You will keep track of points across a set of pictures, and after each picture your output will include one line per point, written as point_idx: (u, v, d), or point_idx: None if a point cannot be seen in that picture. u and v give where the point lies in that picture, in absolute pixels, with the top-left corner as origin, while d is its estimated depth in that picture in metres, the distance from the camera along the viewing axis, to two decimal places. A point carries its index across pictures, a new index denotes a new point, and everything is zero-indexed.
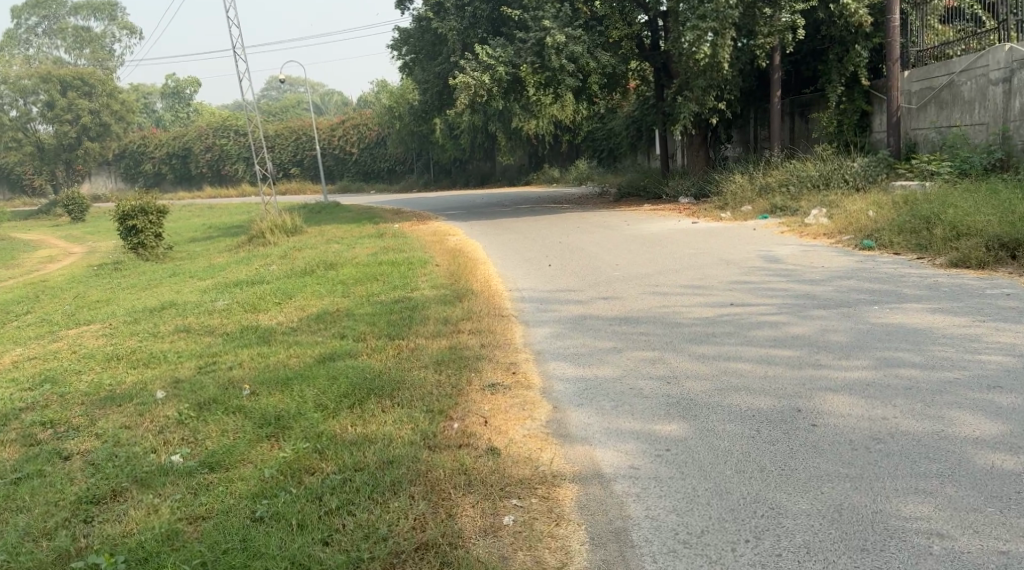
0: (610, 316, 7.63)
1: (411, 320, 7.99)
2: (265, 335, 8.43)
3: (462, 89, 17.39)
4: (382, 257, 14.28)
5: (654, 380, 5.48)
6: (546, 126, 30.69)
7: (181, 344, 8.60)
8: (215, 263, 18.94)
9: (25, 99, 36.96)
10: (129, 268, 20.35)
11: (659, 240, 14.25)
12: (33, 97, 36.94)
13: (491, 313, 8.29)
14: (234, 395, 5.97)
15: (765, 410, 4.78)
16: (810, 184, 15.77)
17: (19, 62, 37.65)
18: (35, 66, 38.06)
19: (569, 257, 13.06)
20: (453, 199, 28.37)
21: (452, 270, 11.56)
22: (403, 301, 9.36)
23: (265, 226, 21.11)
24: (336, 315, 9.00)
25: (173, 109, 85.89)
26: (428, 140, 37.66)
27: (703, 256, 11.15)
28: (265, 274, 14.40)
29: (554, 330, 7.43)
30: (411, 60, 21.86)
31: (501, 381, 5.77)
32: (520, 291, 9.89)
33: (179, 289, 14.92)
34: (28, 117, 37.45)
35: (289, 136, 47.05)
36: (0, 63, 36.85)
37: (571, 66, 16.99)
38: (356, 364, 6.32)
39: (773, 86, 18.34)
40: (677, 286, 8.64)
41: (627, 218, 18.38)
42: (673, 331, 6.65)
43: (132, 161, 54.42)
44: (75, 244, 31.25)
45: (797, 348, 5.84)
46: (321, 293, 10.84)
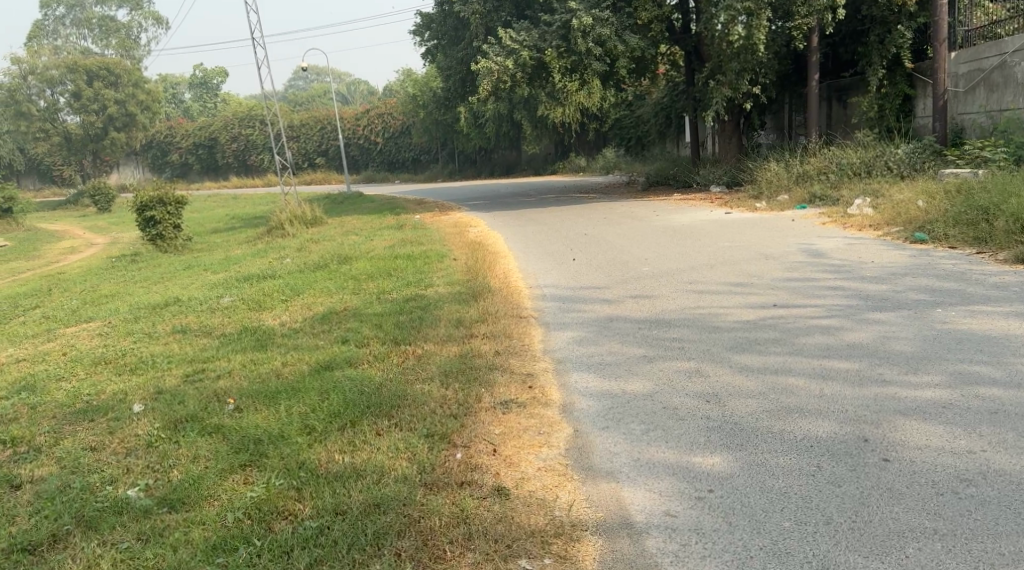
0: (640, 318, 6.89)
1: (421, 323, 7.30)
2: (265, 338, 7.78)
3: (485, 74, 16.65)
4: (399, 250, 13.64)
5: (691, 397, 4.75)
6: (572, 114, 29.89)
7: (176, 347, 7.97)
8: (231, 256, 18.39)
9: (53, 90, 36.79)
10: (145, 260, 19.83)
11: (691, 232, 13.48)
12: (61, 87, 36.71)
13: (509, 314, 7.57)
14: (215, 411, 5.33)
15: (825, 439, 4.08)
16: (851, 171, 14.92)
17: (47, 51, 37.47)
18: (62, 55, 37.79)
19: (596, 250, 12.33)
20: (479, 188, 27.68)
21: (471, 265, 10.84)
22: (415, 300, 8.67)
23: (284, 217, 20.50)
24: (343, 315, 8.35)
25: (201, 99, 85.88)
26: (452, 129, 36.94)
27: (740, 250, 10.39)
28: (278, 268, 13.80)
29: (577, 335, 6.70)
30: (434, 46, 21.20)
31: (514, 398, 5.04)
32: (542, 289, 9.18)
33: (191, 284, 14.36)
34: (56, 107, 37.21)
35: (314, 125, 46.56)
36: (27, 53, 36.67)
37: (598, 50, 16.22)
38: (353, 376, 5.65)
39: (811, 69, 17.45)
40: (715, 284, 7.91)
41: (656, 208, 17.61)
42: (711, 338, 5.90)
43: (159, 151, 54.20)
44: (99, 235, 30.90)
45: (855, 360, 5.07)
46: (330, 290, 10.19)
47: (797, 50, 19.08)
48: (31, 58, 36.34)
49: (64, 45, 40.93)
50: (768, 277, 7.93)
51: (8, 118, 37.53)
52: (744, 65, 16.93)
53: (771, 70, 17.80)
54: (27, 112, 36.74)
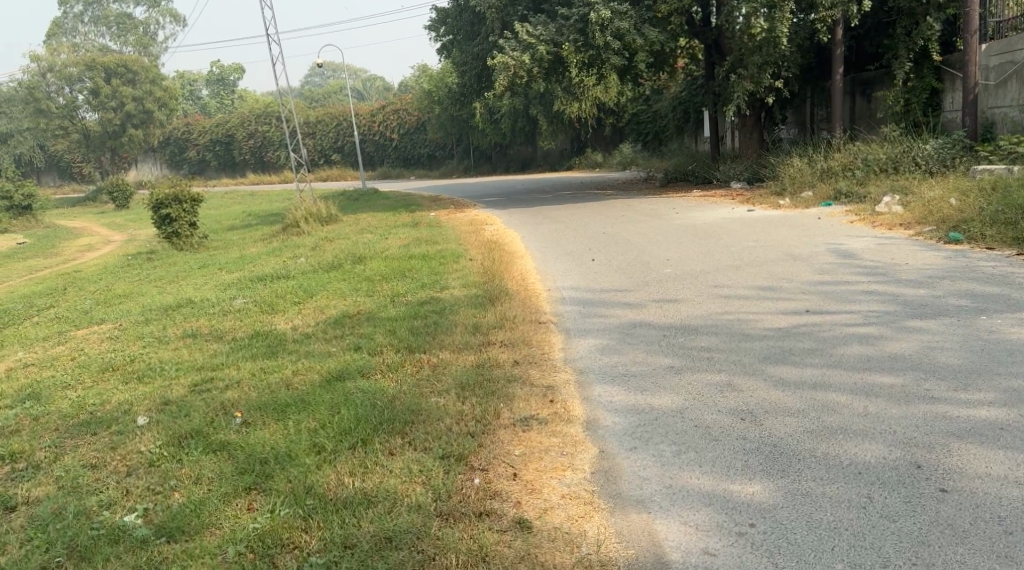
0: (666, 325, 6.64)
1: (437, 329, 7.05)
2: (277, 343, 7.50)
3: (501, 69, 16.33)
4: (414, 249, 13.41)
5: (724, 411, 4.57)
6: (589, 109, 29.56)
7: (186, 353, 7.70)
8: (246, 254, 18.19)
9: (72, 87, 36.88)
10: (160, 259, 19.64)
11: (713, 230, 13.16)
12: (79, 84, 36.82)
13: (529, 319, 7.31)
14: (224, 425, 5.07)
15: (874, 465, 3.98)
16: (878, 168, 14.57)
17: (67, 49, 37.47)
18: (80, 52, 37.76)
19: (616, 250, 12.04)
20: (495, 185, 27.41)
21: (488, 265, 10.58)
22: (431, 303, 8.42)
23: (299, 215, 20.28)
24: (356, 320, 8.10)
25: (218, 96, 85.90)
26: (468, 125, 36.65)
27: (766, 250, 10.08)
28: (292, 268, 13.57)
29: (600, 342, 6.46)
30: (450, 41, 20.92)
31: (535, 414, 4.76)
32: (561, 291, 8.90)
33: (205, 284, 14.14)
34: (74, 105, 37.25)
35: (329, 121, 46.34)
36: (46, 50, 36.68)
37: (617, 44, 15.90)
38: (367, 388, 5.43)
39: (835, 62, 17.05)
40: (743, 287, 7.64)
41: (676, 205, 17.28)
42: (742, 348, 5.69)
43: (177, 148, 54.15)
44: (116, 233, 30.79)
45: (897, 373, 4.81)
46: (344, 292, 9.94)
47: (820, 42, 18.69)
48: (49, 55, 36.29)
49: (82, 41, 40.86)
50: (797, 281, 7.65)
51: (27, 115, 37.51)
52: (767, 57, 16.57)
53: (795, 63, 17.42)
54: (46, 109, 36.83)
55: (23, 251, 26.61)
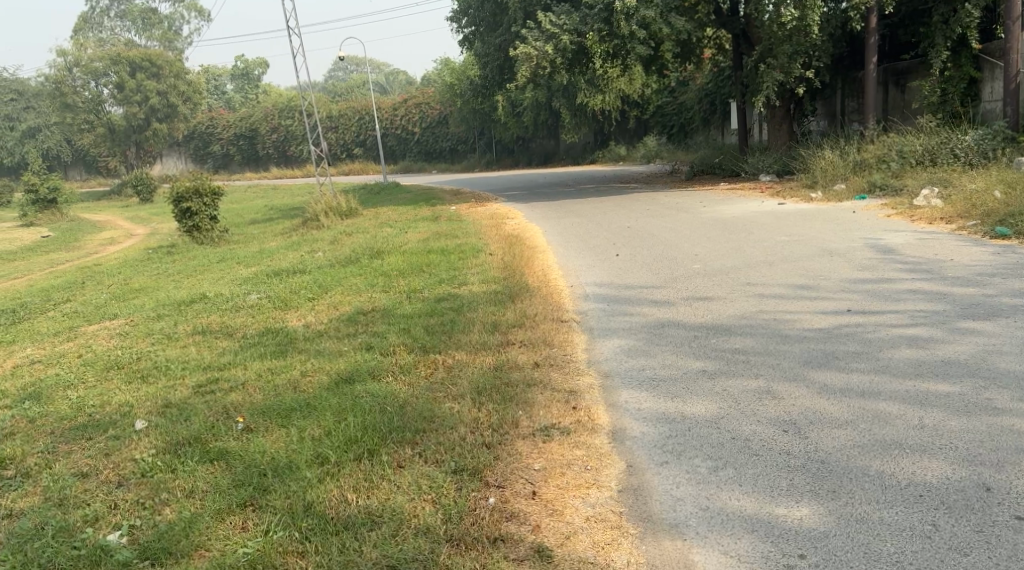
0: (696, 326, 6.32)
1: (454, 329, 6.73)
2: (288, 341, 7.18)
3: (524, 60, 16.01)
4: (434, 243, 13.08)
5: (764, 421, 4.24)
6: (613, 101, 29.15)
7: (195, 350, 7.40)
8: (265, 248, 17.93)
9: (97, 81, 36.81)
10: (180, 252, 19.44)
11: (743, 225, 12.77)
12: (105, 79, 36.71)
13: (550, 317, 6.97)
14: (225, 430, 4.74)
15: (937, 486, 3.64)
16: (913, 160, 14.16)
17: (94, 43, 37.47)
18: (106, 46, 37.71)
19: (642, 244, 11.67)
20: (518, 178, 27.08)
21: (509, 260, 10.24)
22: (449, 300, 8.10)
23: (319, 208, 20.03)
24: (371, 317, 7.79)
25: (243, 90, 86.04)
26: (491, 118, 36.31)
27: (801, 245, 9.73)
28: (310, 262, 13.27)
29: (626, 344, 6.13)
30: (472, 32, 20.56)
31: (557, 422, 4.42)
32: (584, 288, 8.55)
33: (222, 278, 13.89)
34: (100, 99, 37.21)
35: (352, 116, 46.13)
36: (73, 45, 36.68)
37: (642, 33, 15.44)
38: (377, 393, 5.12)
39: (868, 52, 16.50)
40: (778, 286, 7.31)
41: (703, 198, 16.89)
42: (780, 352, 5.41)
43: (201, 142, 54.17)
44: (139, 226, 30.67)
45: (953, 381, 4.49)
46: (360, 288, 9.64)
47: (852, 31, 18.18)
48: (75, 49, 36.32)
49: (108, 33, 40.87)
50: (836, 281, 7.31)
51: (54, 109, 37.57)
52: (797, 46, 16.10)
53: (826, 53, 16.93)
54: (72, 103, 36.86)
55: (46, 244, 26.52)
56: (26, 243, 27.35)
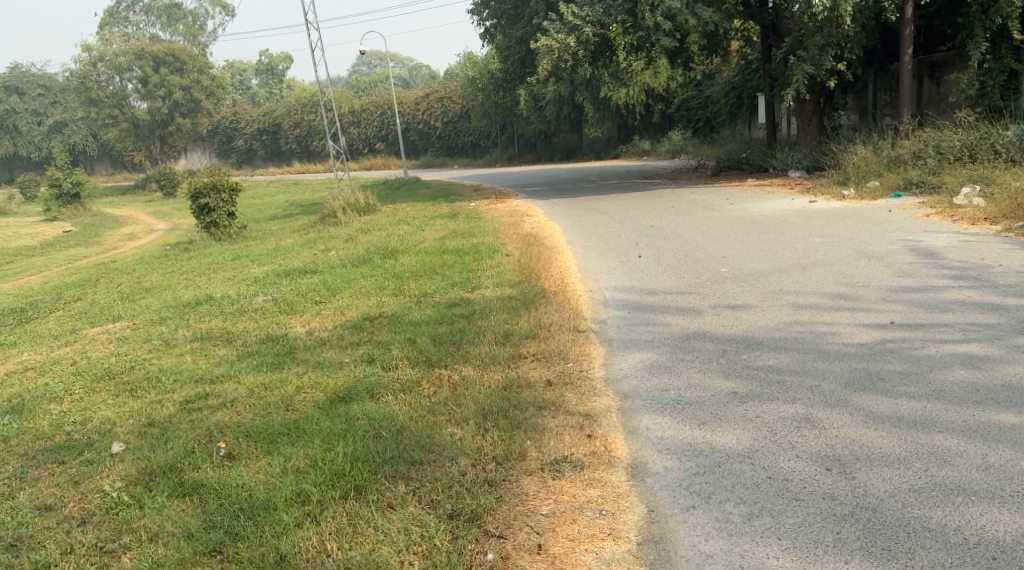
0: (727, 339, 5.94)
1: (463, 341, 6.33)
2: (289, 351, 6.73)
3: (545, 53, 15.61)
4: (450, 242, 12.65)
5: (804, 456, 3.91)
6: (637, 96, 28.63)
7: (191, 359, 6.95)
8: (282, 246, 17.57)
9: (122, 76, 36.62)
10: (196, 249, 19.09)
11: (773, 225, 12.30)
12: (129, 73, 36.53)
13: (567, 327, 6.60)
14: (203, 457, 4.32)
15: (1011, 544, 3.36)
16: (951, 156, 13.66)
17: (119, 38, 37.32)
18: (131, 41, 37.52)
19: (666, 244, 11.20)
20: (541, 173, 26.62)
21: (526, 261, 9.81)
22: (461, 307, 7.71)
23: (337, 204, 19.64)
24: (377, 324, 7.38)
25: (266, 86, 85.89)
26: (513, 113, 35.85)
27: (840, 247, 9.62)
28: (323, 261, 12.87)
29: (649, 358, 5.73)
30: (493, 25, 20.09)
31: (572, 453, 4.03)
32: (604, 294, 8.10)
33: (235, 277, 13.51)
34: (124, 94, 36.99)
35: (374, 110, 45.76)
36: (99, 40, 36.56)
37: (668, 24, 14.88)
38: (375, 412, 4.71)
39: (903, 43, 15.83)
40: (812, 301, 6.89)
41: (730, 194, 16.37)
42: (818, 372, 5.04)
43: (225, 137, 54.06)
44: (160, 222, 30.39)
45: (1017, 410, 4.19)
46: (371, 290, 9.23)
47: (886, 21, 17.57)
48: (101, 45, 36.26)
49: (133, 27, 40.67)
50: (877, 296, 6.90)
51: (80, 104, 37.49)
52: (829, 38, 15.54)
53: (859, 46, 16.34)
54: (96, 97, 36.67)
55: (65, 240, 26.23)
56: (46, 238, 27.17)
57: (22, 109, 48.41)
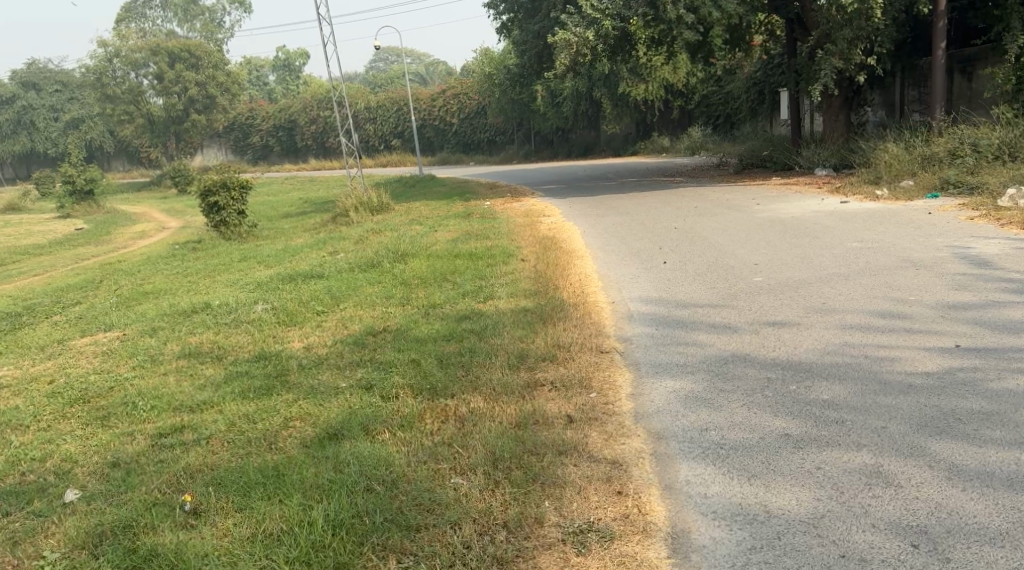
0: (773, 367, 5.35)
1: (473, 363, 5.68)
2: (281, 369, 6.04)
3: (563, 48, 14.90)
4: (464, 244, 12.05)
5: (880, 526, 3.46)
6: (656, 91, 27.94)
7: (175, 379, 6.29)
8: (292, 246, 17.01)
9: (137, 71, 36.21)
10: (205, 249, 18.53)
11: (805, 227, 11.63)
12: (145, 69, 36.14)
13: (587, 348, 5.98)
14: (163, 515, 3.71)
15: None
16: (990, 155, 12.96)
17: (135, 34, 36.91)
18: (147, 37, 37.13)
19: (691, 249, 10.54)
20: (558, 170, 25.96)
21: (543, 268, 9.15)
22: (471, 320, 7.11)
23: (349, 203, 19.05)
24: (380, 339, 6.74)
25: (283, 81, 85.47)
26: (529, 109, 35.20)
27: (882, 257, 9.05)
28: (331, 264, 12.28)
29: (685, 387, 5.10)
30: (509, 18, 19.43)
31: (609, 523, 3.54)
32: (629, 307, 7.44)
33: (240, 279, 12.93)
34: (139, 90, 36.50)
35: (390, 106, 45.17)
36: (115, 35, 36.17)
37: (691, 16, 14.19)
38: (367, 453, 4.08)
39: (936, 36, 15.08)
40: (862, 326, 6.26)
41: (756, 194, 15.68)
42: (882, 408, 4.45)
43: (241, 133, 53.66)
44: (173, 219, 29.88)
45: None
46: (377, 299, 8.59)
47: (917, 14, 16.81)
48: (117, 40, 35.83)
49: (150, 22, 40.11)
50: (931, 320, 6.28)
51: (95, 100, 37.01)
52: (858, 31, 14.79)
53: (890, 39, 15.57)
54: (111, 94, 36.22)
55: (75, 238, 25.74)
56: (57, 235, 26.69)
57: (38, 105, 48.13)
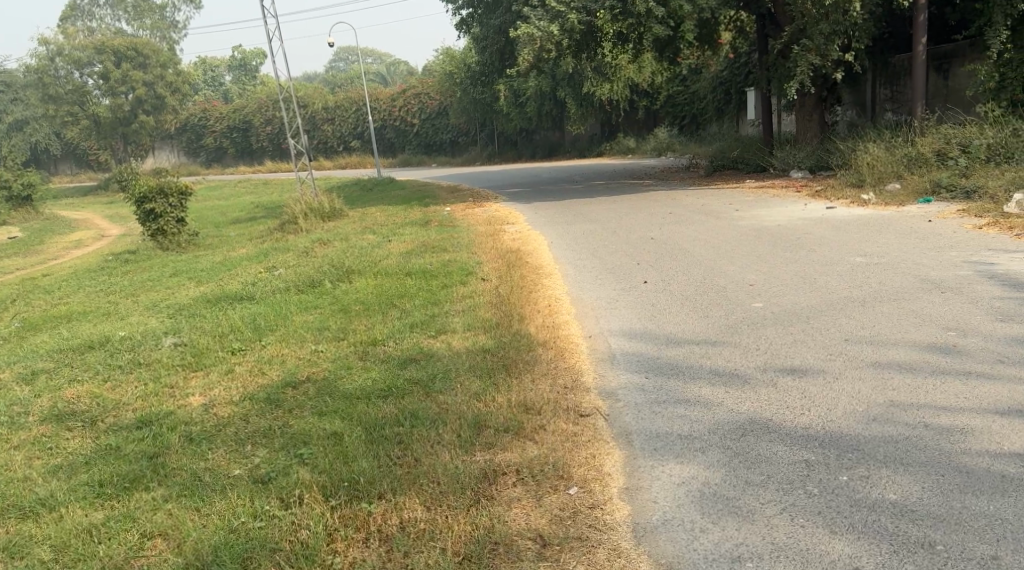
0: (807, 444, 4.08)
1: (416, 437, 4.28)
2: (160, 446, 4.53)
3: (525, 43, 13.48)
4: (419, 258, 10.68)
5: None
6: (622, 91, 26.77)
7: (23, 458, 4.74)
8: (232, 258, 15.52)
9: (82, 71, 34.18)
10: (138, 259, 16.88)
11: (794, 238, 10.43)
12: (90, 69, 34.14)
13: (561, 413, 4.60)
14: None
15: None
16: (982, 157, 11.86)
17: (78, 31, 34.88)
18: (92, 35, 35.14)
19: (673, 265, 9.26)
20: (523, 173, 24.64)
21: (506, 292, 7.75)
22: (416, 366, 5.74)
23: (298, 209, 17.50)
24: (298, 395, 5.26)
25: (240, 82, 82.95)
26: (492, 109, 33.84)
27: (893, 277, 7.85)
28: (268, 281, 10.85)
29: (698, 478, 3.83)
30: (469, 14, 18.05)
31: None
32: (610, 348, 6.08)
33: (163, 298, 11.38)
34: (84, 91, 34.48)
35: (349, 107, 43.62)
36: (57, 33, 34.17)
37: (661, 10, 12.94)
38: None
39: (918, 31, 13.93)
40: (908, 382, 4.98)
41: (732, 198, 14.48)
42: (977, 517, 3.46)
43: (194, 135, 51.66)
44: (114, 226, 27.96)
45: None
46: (307, 332, 7.09)
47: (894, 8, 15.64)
48: (60, 38, 33.91)
49: (97, 21, 38.04)
50: (988, 375, 5.00)
51: (37, 101, 34.91)
52: (836, 25, 13.54)
53: (869, 35, 14.36)
54: (53, 94, 34.16)
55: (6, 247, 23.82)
56: None
57: None
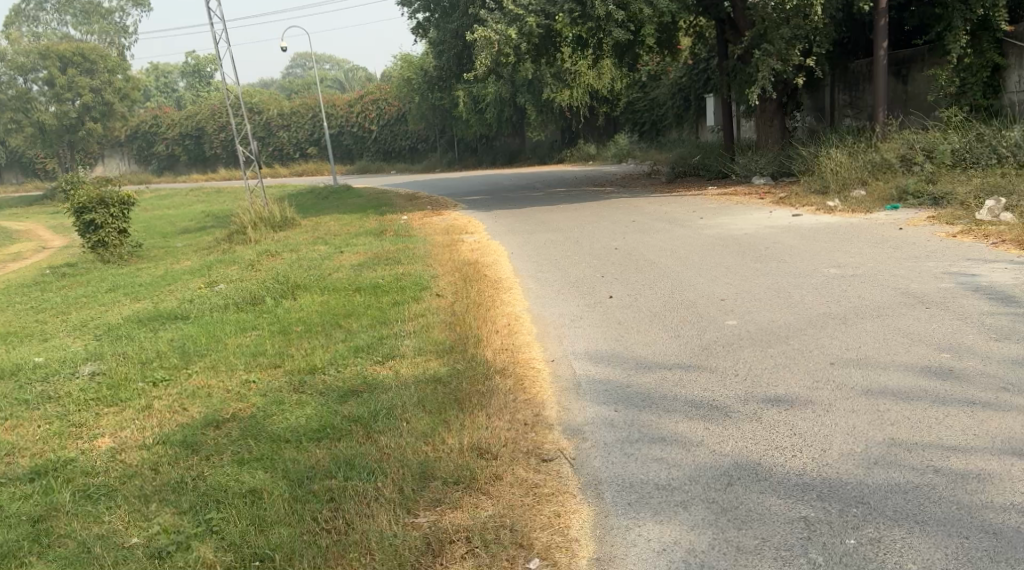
0: (803, 496, 3.59)
1: (350, 492, 3.69)
2: (48, 506, 3.86)
3: (481, 47, 12.86)
4: (368, 272, 10.02)
5: None
6: (581, 97, 26.26)
7: None
8: (175, 271, 14.73)
9: (25, 77, 32.96)
10: (76, 273, 16.00)
11: (763, 247, 9.94)
12: (34, 74, 32.92)
13: (519, 456, 3.99)
14: None
15: None
16: (948, 163, 11.46)
17: (21, 36, 33.65)
18: (36, 39, 33.95)
19: (638, 278, 8.69)
20: (482, 180, 24.05)
21: (459, 311, 7.11)
22: (356, 400, 5.10)
23: (247, 219, 16.73)
24: (218, 438, 4.60)
25: (195, 88, 81.32)
26: (451, 115, 33.23)
27: (872, 291, 7.34)
28: (208, 298, 10.14)
29: (684, 547, 3.38)
30: (425, 17, 17.42)
31: None
32: (575, 374, 5.48)
33: (94, 317, 10.60)
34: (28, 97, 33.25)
35: (306, 113, 42.86)
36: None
37: (622, 13, 12.40)
38: None
39: (879, 35, 13.53)
40: (907, 416, 4.46)
41: (695, 205, 14.00)
42: None
43: (144, 142, 50.34)
44: (57, 237, 26.85)
45: None
46: (238, 358, 6.41)
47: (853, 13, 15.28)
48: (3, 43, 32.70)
49: (43, 25, 36.78)
50: (993, 406, 4.47)
51: None
52: (797, 29, 13.10)
53: (830, 39, 13.93)
54: None
55: None
56: None
57: None
